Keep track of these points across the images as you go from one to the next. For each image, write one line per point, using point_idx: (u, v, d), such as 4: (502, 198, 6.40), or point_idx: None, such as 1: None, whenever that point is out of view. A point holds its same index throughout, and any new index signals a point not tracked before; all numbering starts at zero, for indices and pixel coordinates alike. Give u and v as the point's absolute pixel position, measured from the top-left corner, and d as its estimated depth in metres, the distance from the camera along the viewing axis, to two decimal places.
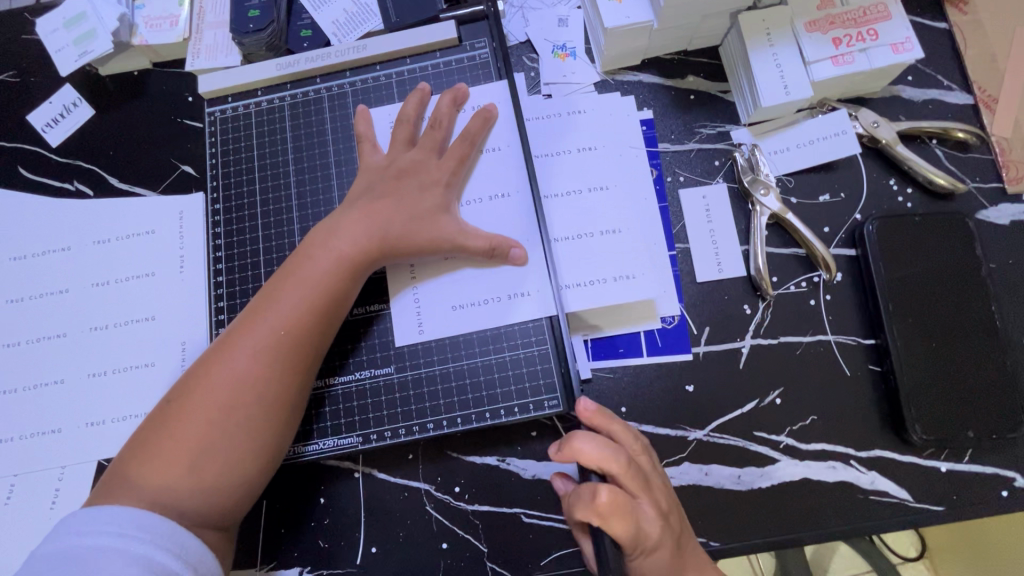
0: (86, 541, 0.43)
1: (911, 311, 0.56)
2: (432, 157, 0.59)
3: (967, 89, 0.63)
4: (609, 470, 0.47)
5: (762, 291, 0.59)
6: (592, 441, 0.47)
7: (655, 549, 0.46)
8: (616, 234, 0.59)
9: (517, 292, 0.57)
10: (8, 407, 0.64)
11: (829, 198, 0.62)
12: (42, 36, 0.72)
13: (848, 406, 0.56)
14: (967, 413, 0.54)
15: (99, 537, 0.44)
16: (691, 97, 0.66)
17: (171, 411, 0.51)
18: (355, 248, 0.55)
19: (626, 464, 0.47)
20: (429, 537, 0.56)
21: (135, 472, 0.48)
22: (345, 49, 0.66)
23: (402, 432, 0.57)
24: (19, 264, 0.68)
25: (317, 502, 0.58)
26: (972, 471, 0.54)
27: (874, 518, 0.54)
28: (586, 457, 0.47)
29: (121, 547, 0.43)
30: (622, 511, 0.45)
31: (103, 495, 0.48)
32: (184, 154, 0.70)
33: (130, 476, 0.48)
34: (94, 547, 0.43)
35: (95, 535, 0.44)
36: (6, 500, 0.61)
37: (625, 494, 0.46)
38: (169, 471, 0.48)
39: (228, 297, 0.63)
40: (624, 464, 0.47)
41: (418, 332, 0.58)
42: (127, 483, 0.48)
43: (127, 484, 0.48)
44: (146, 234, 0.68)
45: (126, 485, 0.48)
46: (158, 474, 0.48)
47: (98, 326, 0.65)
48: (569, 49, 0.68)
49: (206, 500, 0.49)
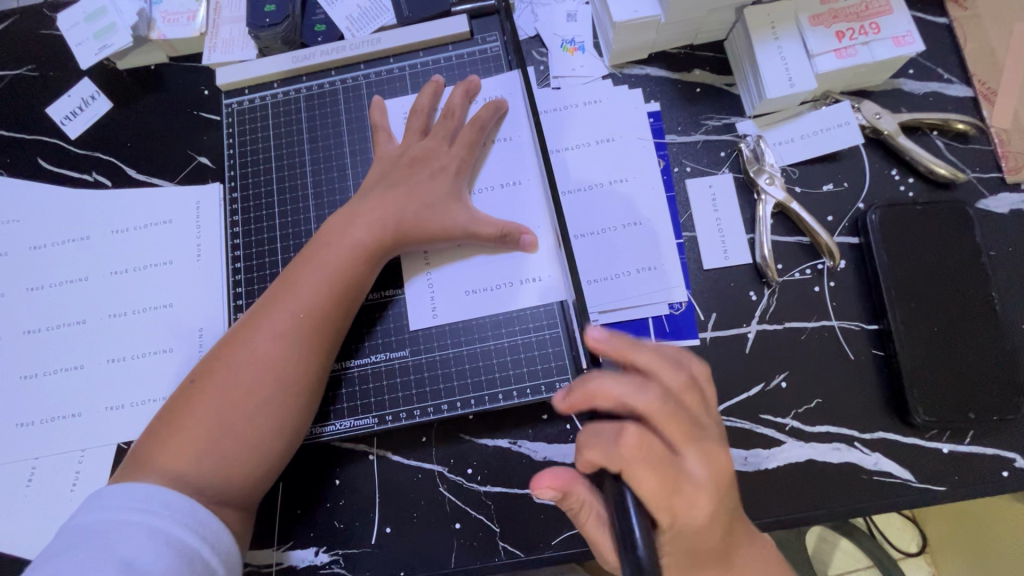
0: (110, 516, 0.44)
1: (912, 296, 0.58)
2: (445, 145, 0.61)
3: (967, 82, 0.65)
4: (641, 411, 0.40)
5: (767, 278, 0.61)
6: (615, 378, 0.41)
7: (700, 503, 0.40)
8: (638, 227, 0.63)
9: (529, 278, 0.59)
10: (29, 391, 0.65)
11: (833, 188, 0.63)
12: (63, 29, 0.74)
13: (852, 390, 0.58)
14: (969, 395, 0.55)
15: (122, 513, 0.45)
16: (698, 90, 0.67)
17: (194, 391, 0.52)
18: (372, 234, 0.57)
19: (662, 402, 0.40)
20: (442, 518, 0.58)
21: (159, 450, 0.50)
22: (359, 43, 0.67)
23: (417, 413, 0.58)
24: (39, 253, 0.70)
25: (332, 484, 0.59)
26: (972, 452, 0.56)
27: (878, 499, 0.55)
28: (610, 396, 0.41)
29: (143, 523, 0.44)
30: (654, 458, 0.39)
31: (128, 472, 0.49)
32: (200, 146, 0.72)
33: (153, 454, 0.50)
34: (118, 522, 0.44)
35: (116, 511, 0.45)
36: (27, 483, 0.62)
37: (660, 439, 0.40)
38: (192, 449, 0.50)
39: (246, 284, 0.65)
40: (658, 403, 0.40)
41: (432, 316, 0.60)
42: (151, 460, 0.49)
43: (150, 461, 0.49)
44: (164, 223, 0.69)
45: (149, 462, 0.49)
46: (180, 452, 0.50)
47: (117, 313, 0.67)
48: (578, 43, 0.69)
49: (227, 477, 0.50)
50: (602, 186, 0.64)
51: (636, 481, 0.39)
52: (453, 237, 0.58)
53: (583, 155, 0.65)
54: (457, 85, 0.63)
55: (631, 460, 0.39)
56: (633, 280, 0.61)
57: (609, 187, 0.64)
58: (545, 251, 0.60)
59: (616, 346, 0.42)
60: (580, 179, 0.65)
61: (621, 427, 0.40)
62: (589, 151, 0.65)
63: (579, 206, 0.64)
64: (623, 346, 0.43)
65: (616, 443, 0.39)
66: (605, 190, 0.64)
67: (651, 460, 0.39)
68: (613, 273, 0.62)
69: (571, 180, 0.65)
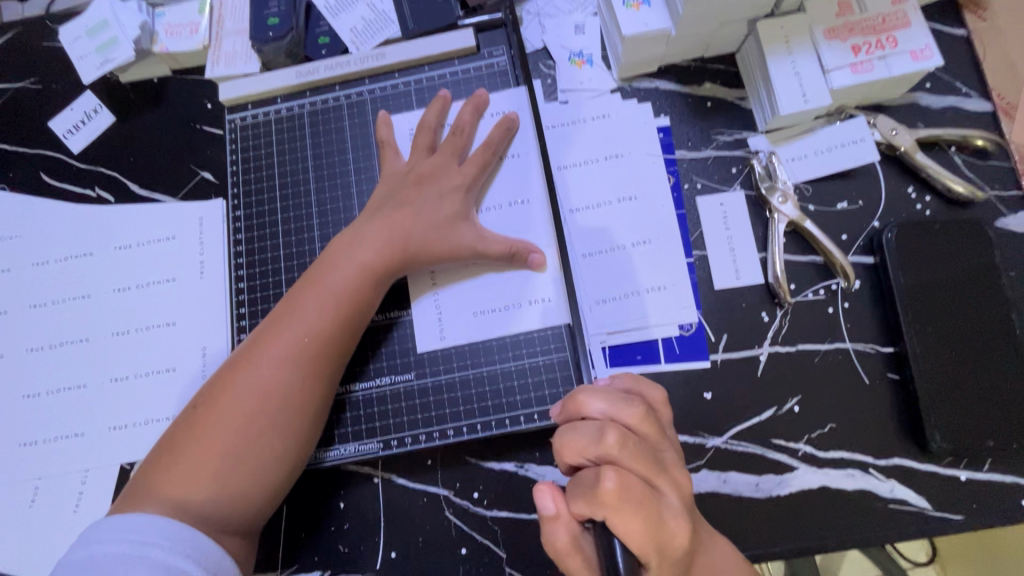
0: (110, 548, 0.44)
1: (930, 319, 0.56)
2: (452, 162, 0.60)
3: (986, 96, 0.63)
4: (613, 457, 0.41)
5: (780, 299, 0.59)
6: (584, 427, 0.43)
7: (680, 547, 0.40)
8: (647, 245, 0.62)
9: (537, 299, 0.58)
10: (31, 410, 0.65)
11: (847, 206, 0.62)
12: (65, 44, 0.73)
13: (866, 414, 0.57)
14: (988, 421, 0.54)
15: (122, 543, 0.44)
16: (708, 105, 0.66)
17: (197, 418, 0.51)
18: (377, 255, 0.56)
19: (626, 443, 0.41)
20: (448, 542, 0.57)
21: (162, 479, 0.49)
22: (364, 57, 0.66)
23: (422, 438, 0.57)
24: (42, 269, 0.69)
25: (337, 507, 0.58)
26: (991, 480, 0.54)
27: (893, 527, 0.54)
28: (583, 445, 0.42)
29: (143, 555, 0.43)
30: (633, 500, 0.39)
31: (129, 503, 0.48)
32: (204, 161, 0.71)
33: (156, 484, 0.49)
34: (117, 554, 0.43)
35: (119, 544, 0.44)
36: (30, 503, 0.62)
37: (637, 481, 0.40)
38: (196, 478, 0.49)
39: (249, 303, 0.64)
40: (625, 445, 0.41)
41: (439, 338, 0.59)
42: (153, 490, 0.49)
43: (152, 492, 0.48)
44: (166, 240, 0.68)
45: (151, 494, 0.49)
46: (184, 482, 0.49)
47: (120, 331, 0.66)
48: (586, 56, 0.68)
49: (231, 506, 0.50)
50: (610, 204, 0.63)
51: (622, 525, 0.39)
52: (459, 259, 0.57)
53: (591, 172, 0.64)
54: (467, 102, 0.62)
55: (614, 504, 0.39)
56: (643, 299, 0.60)
57: (618, 205, 0.63)
58: (553, 272, 0.58)
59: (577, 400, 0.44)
60: (589, 195, 0.64)
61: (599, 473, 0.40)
62: (597, 167, 0.64)
63: (587, 224, 0.63)
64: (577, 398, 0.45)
65: (597, 492, 0.39)
66: (614, 207, 0.63)
67: (633, 501, 0.39)
68: (622, 293, 0.61)
69: (579, 197, 0.64)
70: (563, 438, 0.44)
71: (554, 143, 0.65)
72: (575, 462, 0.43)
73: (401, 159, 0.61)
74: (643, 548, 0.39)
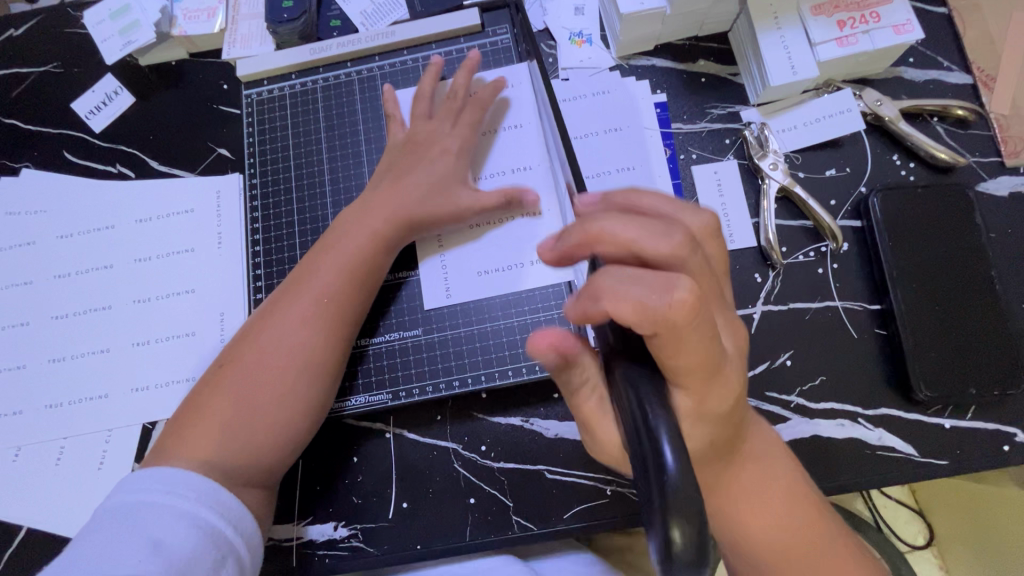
0: (142, 496, 0.46)
1: (914, 276, 0.59)
2: (446, 126, 0.63)
3: (967, 69, 0.67)
4: (661, 256, 0.35)
5: (772, 261, 0.62)
6: (621, 224, 0.36)
7: (722, 392, 0.38)
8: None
9: (539, 260, 0.61)
10: (57, 373, 0.68)
11: (836, 173, 0.65)
12: (89, 27, 0.77)
13: (854, 367, 0.59)
14: (971, 371, 0.57)
15: (153, 493, 0.46)
16: (703, 80, 0.69)
17: (220, 377, 0.54)
18: (389, 221, 0.59)
19: (689, 247, 0.36)
20: (457, 493, 0.59)
21: (186, 433, 0.51)
22: (374, 36, 0.70)
23: (430, 389, 0.60)
24: (65, 242, 0.72)
25: (351, 461, 0.61)
26: (974, 427, 0.57)
27: (881, 472, 0.57)
28: (621, 241, 0.36)
29: (170, 504, 0.46)
30: (697, 319, 0.33)
31: (157, 457, 0.51)
32: (220, 138, 0.74)
33: (182, 438, 0.51)
34: (148, 502, 0.46)
35: (148, 492, 0.46)
36: (57, 461, 0.65)
37: (698, 297, 0.34)
38: (221, 431, 0.52)
39: (265, 268, 0.67)
40: (684, 245, 0.36)
41: (446, 297, 0.62)
42: (180, 444, 0.51)
43: (179, 445, 0.51)
44: (185, 213, 0.71)
45: (178, 448, 0.51)
46: (209, 435, 0.51)
47: (142, 299, 0.69)
48: (585, 35, 0.71)
49: (256, 457, 0.52)
50: (609, 174, 0.66)
51: (679, 343, 0.33)
52: (452, 216, 0.60)
53: (591, 144, 0.67)
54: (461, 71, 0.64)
55: (683, 319, 0.32)
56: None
57: (616, 175, 0.66)
58: (553, 234, 0.62)
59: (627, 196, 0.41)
60: (589, 165, 0.67)
61: (668, 282, 0.33)
62: (597, 139, 0.67)
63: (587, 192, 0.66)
64: (628, 195, 0.41)
65: (663, 304, 0.32)
66: (613, 177, 0.66)
67: (699, 317, 0.33)
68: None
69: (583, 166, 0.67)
70: (610, 233, 0.36)
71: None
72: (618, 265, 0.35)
73: (400, 128, 0.64)
74: (694, 369, 0.35)
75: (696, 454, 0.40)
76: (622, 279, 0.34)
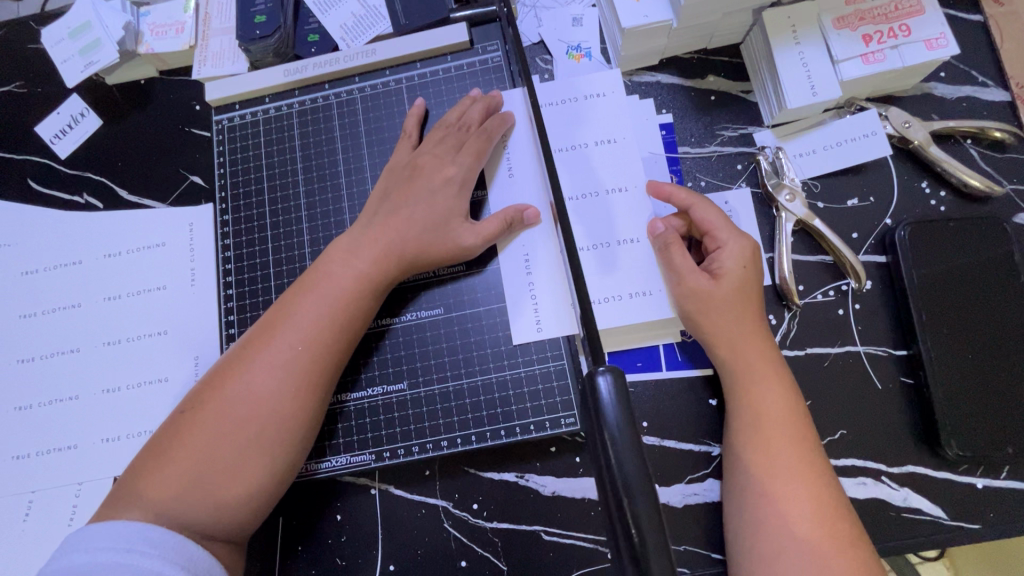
0: (93, 558, 0.42)
1: (944, 320, 0.54)
2: (452, 152, 0.58)
3: (1004, 85, 0.61)
4: (705, 200, 0.56)
5: (788, 301, 0.57)
6: (673, 185, 0.57)
7: (749, 282, 0.53)
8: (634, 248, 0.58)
9: (633, 293, 0.56)
10: (24, 422, 0.64)
11: (858, 203, 0.59)
12: (49, 45, 0.71)
13: (879, 420, 0.54)
14: (1007, 428, 0.52)
15: (110, 552, 0.42)
16: (712, 98, 0.63)
17: (188, 416, 0.49)
18: (370, 264, 0.54)
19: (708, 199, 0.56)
20: (448, 555, 0.55)
21: (144, 482, 0.47)
22: (353, 54, 0.64)
23: (416, 450, 0.56)
24: (31, 279, 0.68)
25: (333, 519, 0.57)
26: (1008, 487, 0.52)
27: (907, 537, 0.52)
28: (678, 191, 0.56)
29: (129, 563, 0.42)
30: (733, 233, 0.54)
31: (109, 508, 0.46)
32: (193, 164, 0.69)
33: (140, 487, 0.47)
34: (101, 564, 0.41)
35: (102, 552, 0.42)
36: (24, 517, 0.61)
37: (727, 220, 0.55)
38: (179, 481, 0.47)
39: (238, 310, 0.62)
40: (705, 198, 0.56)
41: (536, 330, 0.56)
42: (137, 492, 0.47)
43: (134, 495, 0.46)
44: (156, 247, 0.67)
45: (132, 500, 0.46)
46: (166, 486, 0.46)
47: (112, 341, 0.65)
48: (584, 49, 0.66)
49: (215, 513, 0.47)
50: (598, 195, 0.59)
51: (735, 253, 0.53)
52: (426, 257, 0.55)
53: (580, 156, 0.60)
54: (477, 100, 0.60)
55: (728, 235, 0.54)
56: (625, 304, 0.56)
57: (607, 196, 0.59)
58: (648, 263, 0.57)
59: (658, 187, 0.57)
60: (581, 182, 0.59)
61: (711, 218, 0.55)
62: (590, 154, 0.60)
63: (578, 213, 0.59)
64: (656, 185, 0.57)
65: (719, 228, 0.54)
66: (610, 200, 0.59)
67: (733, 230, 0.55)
68: (608, 294, 0.56)
69: (574, 184, 0.59)
70: (674, 192, 0.56)
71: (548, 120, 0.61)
72: (684, 204, 0.56)
73: (409, 147, 0.60)
74: (744, 269, 0.53)
75: (756, 359, 0.51)
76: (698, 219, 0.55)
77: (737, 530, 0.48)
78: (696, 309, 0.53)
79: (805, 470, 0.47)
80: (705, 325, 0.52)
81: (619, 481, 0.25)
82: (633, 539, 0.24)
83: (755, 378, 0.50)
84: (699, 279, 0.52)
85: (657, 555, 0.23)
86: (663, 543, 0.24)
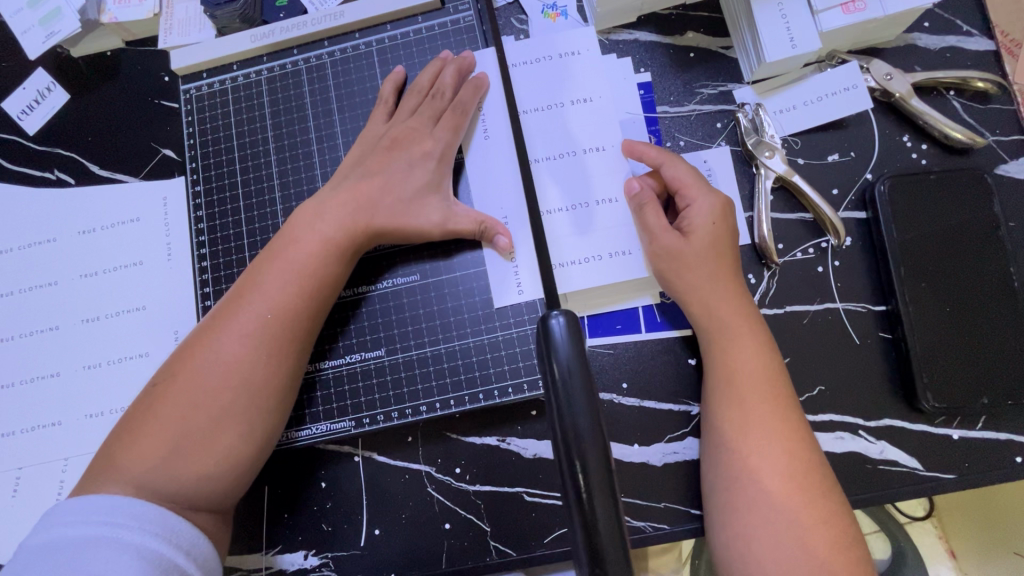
0: (72, 531, 0.42)
1: (924, 274, 0.54)
2: (429, 124, 0.56)
3: (988, 34, 0.59)
4: (671, 156, 0.55)
5: (767, 260, 0.56)
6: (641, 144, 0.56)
7: (721, 236, 0.52)
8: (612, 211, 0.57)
9: (612, 253, 0.56)
10: (7, 400, 0.64)
11: (839, 158, 0.58)
12: (8, 15, 0.69)
13: (858, 375, 0.55)
14: (983, 379, 0.52)
15: (89, 525, 0.42)
16: (691, 55, 0.62)
17: (160, 390, 0.49)
18: (341, 230, 0.53)
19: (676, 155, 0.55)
20: (432, 518, 0.56)
21: (122, 456, 0.47)
22: (322, 18, 0.63)
23: (396, 415, 0.56)
24: (7, 258, 0.67)
25: (318, 486, 0.58)
26: (984, 437, 0.53)
27: (884, 488, 0.53)
28: (645, 149, 0.56)
29: (108, 536, 0.42)
30: (702, 187, 0.54)
31: (90, 481, 0.47)
32: (164, 137, 0.68)
33: (117, 461, 0.47)
34: (81, 537, 0.42)
35: (82, 526, 0.42)
36: (13, 493, 0.61)
37: (696, 174, 0.54)
38: (158, 453, 0.47)
39: (214, 282, 0.61)
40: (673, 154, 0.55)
41: (515, 294, 0.56)
42: (115, 466, 0.47)
43: (113, 468, 0.47)
44: (131, 222, 0.66)
45: (112, 473, 0.46)
46: (144, 458, 0.47)
47: (90, 318, 0.65)
48: (560, 7, 0.64)
49: (193, 482, 0.47)
50: (574, 154, 0.58)
51: (704, 208, 0.53)
52: (401, 224, 0.54)
53: (556, 115, 0.59)
54: (449, 63, 0.59)
55: (698, 190, 0.53)
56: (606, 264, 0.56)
57: (584, 156, 0.58)
58: (625, 223, 0.57)
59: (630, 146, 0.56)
60: (557, 144, 0.58)
61: (680, 174, 0.54)
62: (567, 114, 0.59)
63: (554, 175, 0.58)
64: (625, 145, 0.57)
65: (688, 182, 0.54)
66: (583, 159, 0.58)
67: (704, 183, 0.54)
68: (585, 256, 0.56)
69: (549, 146, 0.58)
70: (642, 151, 0.56)
71: (521, 80, 0.60)
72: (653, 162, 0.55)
73: (385, 114, 0.59)
74: (714, 223, 0.52)
75: (729, 313, 0.50)
76: (667, 176, 0.54)
77: (714, 485, 0.48)
78: (670, 266, 0.52)
79: (777, 425, 0.47)
80: (676, 283, 0.52)
81: (569, 427, 0.25)
82: (579, 481, 0.24)
83: (726, 333, 0.50)
84: (669, 238, 0.52)
85: (602, 496, 0.24)
86: (609, 485, 0.24)
